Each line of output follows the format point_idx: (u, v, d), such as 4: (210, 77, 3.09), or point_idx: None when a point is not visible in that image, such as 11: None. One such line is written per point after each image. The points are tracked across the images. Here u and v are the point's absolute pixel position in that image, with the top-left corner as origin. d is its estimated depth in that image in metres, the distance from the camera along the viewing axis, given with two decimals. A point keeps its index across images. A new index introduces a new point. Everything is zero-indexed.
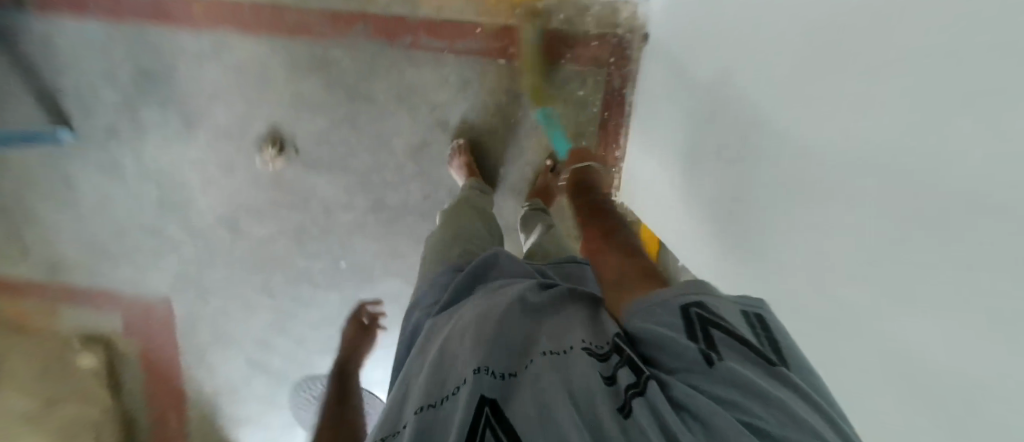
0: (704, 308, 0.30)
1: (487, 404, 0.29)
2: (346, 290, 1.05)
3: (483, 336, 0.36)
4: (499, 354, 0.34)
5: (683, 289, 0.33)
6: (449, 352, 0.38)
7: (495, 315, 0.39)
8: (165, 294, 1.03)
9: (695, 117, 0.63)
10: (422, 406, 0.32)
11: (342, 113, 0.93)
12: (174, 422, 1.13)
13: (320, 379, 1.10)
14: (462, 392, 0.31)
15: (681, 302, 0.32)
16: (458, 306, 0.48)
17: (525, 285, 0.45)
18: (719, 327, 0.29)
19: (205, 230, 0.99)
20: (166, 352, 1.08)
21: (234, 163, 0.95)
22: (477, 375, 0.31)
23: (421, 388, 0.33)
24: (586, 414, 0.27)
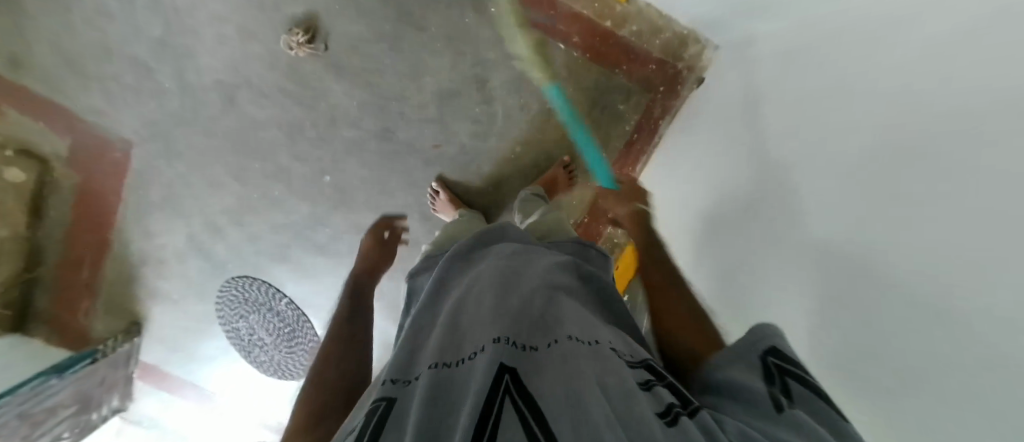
0: (781, 358, 0.34)
1: (506, 371, 0.33)
2: (319, 206, 0.99)
3: (501, 314, 0.42)
4: (515, 331, 0.39)
5: (759, 338, 0.37)
6: (466, 320, 0.43)
7: (514, 299, 0.44)
8: (128, 138, 0.95)
9: (734, 164, 0.66)
10: (436, 363, 0.37)
11: (387, 29, 0.88)
12: (83, 273, 1.03)
13: (259, 285, 1.04)
14: (481, 355, 0.35)
15: (757, 352, 0.36)
16: (473, 273, 0.53)
17: (544, 273, 0.50)
18: (796, 379, 0.32)
19: (198, 89, 0.91)
20: (106, 199, 0.99)
21: (256, 34, 0.88)
22: (496, 345, 0.36)
23: (439, 350, 0.39)
24: (619, 405, 0.28)
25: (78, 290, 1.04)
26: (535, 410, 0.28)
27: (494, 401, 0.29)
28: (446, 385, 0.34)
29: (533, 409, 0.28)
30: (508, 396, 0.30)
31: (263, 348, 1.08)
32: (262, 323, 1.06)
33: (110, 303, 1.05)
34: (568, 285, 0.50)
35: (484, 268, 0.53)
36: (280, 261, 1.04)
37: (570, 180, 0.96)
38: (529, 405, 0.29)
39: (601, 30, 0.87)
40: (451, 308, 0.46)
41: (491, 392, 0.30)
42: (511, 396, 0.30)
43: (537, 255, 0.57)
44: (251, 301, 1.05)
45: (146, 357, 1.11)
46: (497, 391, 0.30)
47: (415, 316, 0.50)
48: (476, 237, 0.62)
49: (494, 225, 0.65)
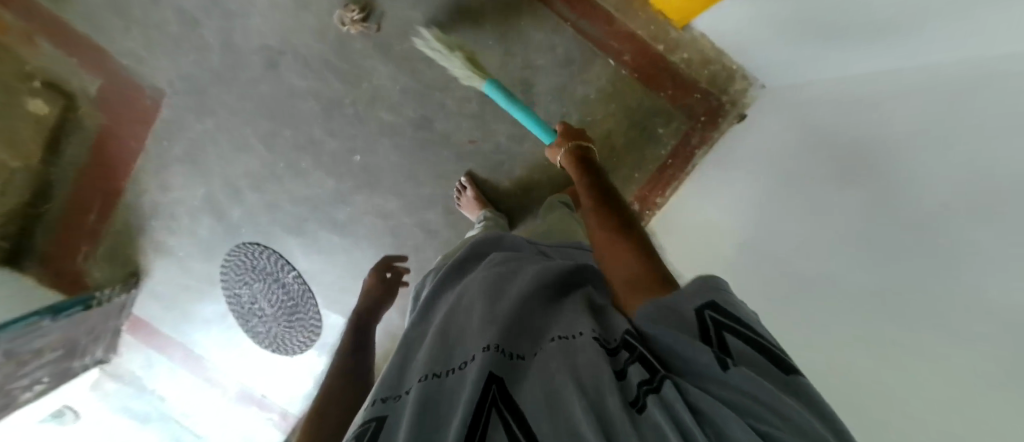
0: (718, 312, 0.32)
1: (494, 381, 0.32)
2: (344, 184, 0.98)
3: (490, 319, 0.41)
4: (504, 336, 0.39)
5: (699, 288, 0.34)
6: (458, 330, 0.42)
7: (502, 302, 0.43)
8: (161, 89, 0.93)
9: (756, 194, 0.67)
10: (426, 375, 0.36)
11: (442, 19, 0.87)
12: (90, 217, 1.01)
13: (269, 253, 1.03)
14: (471, 366, 0.35)
15: (694, 304, 0.33)
16: (466, 281, 0.53)
17: (534, 270, 0.49)
18: (732, 332, 0.31)
19: (242, 50, 0.90)
20: (127, 146, 0.97)
21: (309, 4, 0.87)
22: (485, 352, 0.35)
23: (430, 362, 0.38)
24: (592, 398, 0.29)
25: (82, 234, 1.02)
26: (524, 423, 0.28)
27: (482, 420, 0.29)
28: (435, 399, 0.33)
29: (522, 425, 0.28)
30: (495, 411, 0.30)
31: (262, 318, 1.08)
32: (266, 293, 1.06)
33: (112, 251, 1.03)
34: (556, 275, 0.48)
35: (476, 275, 0.52)
36: (294, 233, 1.02)
37: None
38: (518, 419, 0.29)
39: (653, 53, 0.87)
40: (443, 318, 0.46)
41: (479, 407, 0.30)
42: (499, 410, 0.30)
43: (527, 260, 0.55)
44: (257, 269, 1.04)
45: (139, 311, 1.09)
46: (485, 404, 0.30)
47: (411, 329, 0.49)
48: (471, 247, 0.62)
49: (485, 234, 0.65)
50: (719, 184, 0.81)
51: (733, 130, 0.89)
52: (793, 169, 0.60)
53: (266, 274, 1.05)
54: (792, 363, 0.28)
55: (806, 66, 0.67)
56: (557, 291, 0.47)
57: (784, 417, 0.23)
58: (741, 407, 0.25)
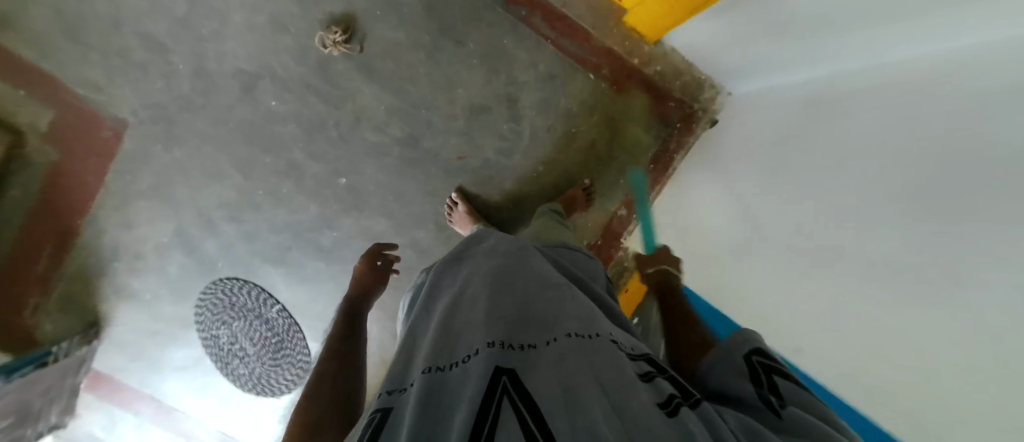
0: (765, 358, 0.38)
1: (503, 373, 0.32)
2: (329, 208, 0.95)
3: (495, 314, 0.40)
4: (509, 333, 0.38)
5: (740, 339, 0.41)
6: (460, 322, 0.41)
7: (507, 299, 0.43)
8: (124, 118, 0.87)
9: (745, 190, 0.71)
10: (430, 368, 0.35)
11: (425, 39, 0.89)
12: (40, 262, 0.92)
13: (250, 286, 0.97)
14: (476, 360, 0.34)
15: (742, 353, 0.40)
16: (467, 275, 0.51)
17: (536, 268, 0.50)
18: (781, 376, 0.35)
19: (216, 75, 0.87)
20: (83, 180, 0.89)
21: (288, 27, 0.86)
22: (490, 348, 0.35)
23: (431, 355, 0.37)
24: (616, 400, 0.29)
25: (29, 282, 0.92)
26: (536, 412, 0.27)
27: (494, 406, 0.28)
28: (439, 391, 0.32)
29: (532, 411, 0.27)
30: (507, 396, 0.29)
31: (244, 359, 1.01)
32: (248, 331, 1.00)
33: (66, 299, 0.93)
34: (561, 280, 0.49)
35: (478, 270, 0.51)
36: (276, 263, 0.97)
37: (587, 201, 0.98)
38: (531, 407, 0.27)
39: (629, 66, 0.93)
40: (445, 310, 0.45)
41: (489, 396, 0.29)
42: (510, 397, 0.28)
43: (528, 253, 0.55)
44: (238, 307, 0.98)
45: (99, 365, 0.99)
46: (496, 392, 0.29)
47: (413, 324, 0.49)
48: (464, 241, 0.61)
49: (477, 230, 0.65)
50: (708, 184, 0.85)
51: (707, 135, 0.95)
52: (779, 163, 0.65)
53: (246, 309, 0.98)
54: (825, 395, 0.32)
55: (775, 69, 0.73)
56: (561, 288, 0.47)
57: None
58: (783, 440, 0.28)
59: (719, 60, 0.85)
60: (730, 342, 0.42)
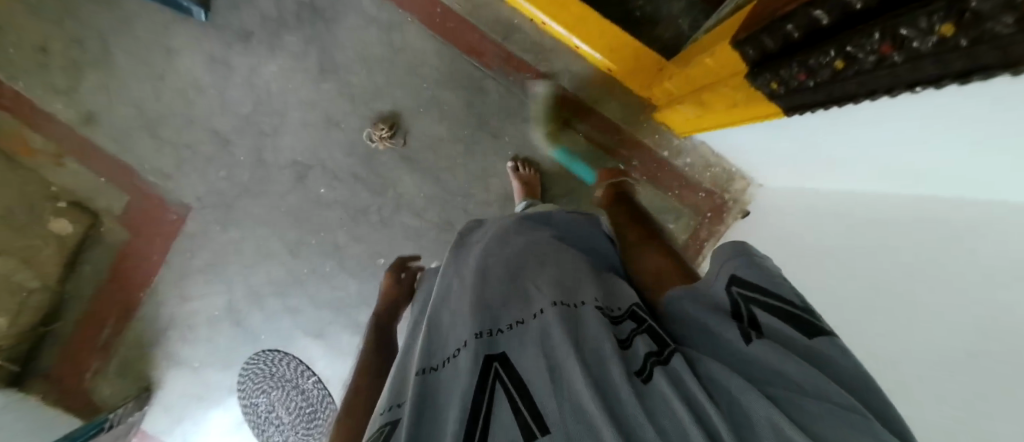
0: (744, 287, 0.38)
1: (496, 360, 0.37)
2: (369, 286, 1.00)
3: (481, 303, 0.44)
4: (494, 318, 0.42)
5: (729, 267, 0.40)
6: (450, 317, 0.45)
7: (492, 288, 0.46)
8: (188, 203, 0.96)
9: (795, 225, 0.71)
10: (423, 369, 0.40)
11: (464, 133, 0.95)
12: (104, 330, 1.00)
13: (289, 360, 1.02)
14: (465, 352, 0.39)
15: (722, 284, 0.40)
16: (459, 267, 0.53)
17: (523, 243, 0.54)
18: (760, 305, 0.36)
19: (272, 165, 0.94)
20: (148, 257, 0.98)
21: (340, 123, 0.93)
22: (477, 339, 0.39)
23: (423, 356, 0.42)
24: (596, 371, 0.34)
25: (93, 348, 1.00)
26: (525, 394, 0.34)
27: (487, 400, 0.34)
28: (433, 393, 0.37)
29: (525, 398, 0.33)
30: (499, 383, 0.35)
31: (279, 427, 1.04)
32: (285, 400, 1.03)
33: (125, 363, 1.00)
34: (535, 256, 0.52)
35: (469, 260, 0.53)
36: (316, 336, 1.01)
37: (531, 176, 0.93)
38: (523, 392, 0.34)
39: (658, 159, 0.96)
40: (435, 308, 0.48)
41: (482, 389, 0.35)
42: (502, 384, 0.35)
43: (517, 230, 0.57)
44: (277, 377, 1.03)
45: (147, 427, 1.04)
46: (488, 382, 0.35)
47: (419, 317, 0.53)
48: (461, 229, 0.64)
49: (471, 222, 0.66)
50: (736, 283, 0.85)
51: (736, 225, 0.95)
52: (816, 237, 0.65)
53: (283, 380, 1.03)
54: (809, 318, 0.34)
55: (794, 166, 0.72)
56: (538, 263, 0.50)
57: (804, 386, 0.28)
58: (761, 379, 0.31)
59: (747, 158, 0.86)
60: (721, 264, 0.41)
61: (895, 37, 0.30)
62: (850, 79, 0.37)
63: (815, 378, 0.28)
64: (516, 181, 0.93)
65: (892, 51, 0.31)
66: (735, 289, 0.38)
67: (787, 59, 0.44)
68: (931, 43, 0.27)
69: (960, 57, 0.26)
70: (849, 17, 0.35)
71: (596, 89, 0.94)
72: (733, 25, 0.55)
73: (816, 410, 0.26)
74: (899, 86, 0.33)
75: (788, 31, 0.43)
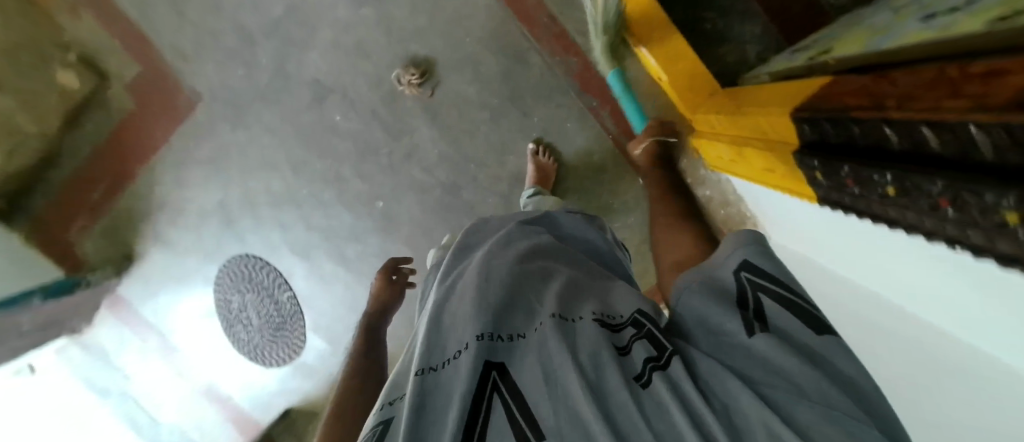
0: (755, 274, 0.36)
1: (494, 368, 0.33)
2: (362, 224, 1.00)
3: (483, 305, 0.39)
4: (498, 322, 0.38)
5: (741, 249, 0.38)
6: (450, 314, 0.40)
7: (495, 288, 0.41)
8: (199, 93, 0.93)
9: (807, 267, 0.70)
10: (422, 368, 0.35)
11: (494, 102, 0.91)
12: (95, 193, 1.00)
13: (270, 269, 1.05)
14: (466, 355, 0.34)
15: (732, 267, 0.38)
16: (462, 268, 0.49)
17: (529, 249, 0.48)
18: (768, 294, 0.35)
19: (293, 78, 0.91)
20: (150, 135, 0.96)
21: (371, 55, 0.89)
22: (479, 342, 0.35)
23: (422, 352, 0.36)
24: (593, 378, 0.31)
25: (81, 208, 1.01)
26: (522, 401, 0.31)
27: (483, 407, 0.31)
28: (433, 393, 0.33)
29: (523, 408, 0.30)
30: (497, 394, 0.31)
31: (248, 327, 1.08)
32: (257, 305, 1.07)
33: (110, 229, 1.02)
34: (544, 264, 0.47)
35: (472, 261, 0.48)
36: (299, 255, 1.03)
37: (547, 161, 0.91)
38: (519, 399, 0.31)
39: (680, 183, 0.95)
40: (436, 304, 0.42)
41: (478, 398, 0.31)
42: (501, 394, 0.31)
43: (523, 238, 0.52)
44: (254, 282, 1.05)
45: (123, 291, 1.08)
46: (486, 393, 0.31)
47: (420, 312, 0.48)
48: (464, 236, 0.57)
49: (478, 220, 0.60)
50: None
51: None
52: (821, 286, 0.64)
53: (259, 286, 1.06)
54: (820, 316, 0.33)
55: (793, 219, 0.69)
56: (544, 274, 0.46)
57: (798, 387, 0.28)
58: (753, 378, 0.30)
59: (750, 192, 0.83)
60: (732, 248, 0.39)
61: (956, 196, 0.27)
62: (903, 207, 0.34)
63: (818, 383, 0.28)
64: (531, 166, 0.91)
65: (949, 207, 0.28)
66: (740, 272, 0.37)
67: (839, 160, 0.41)
68: (993, 222, 0.23)
69: (1013, 242, 0.22)
70: (919, 150, 0.31)
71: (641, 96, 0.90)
72: (799, 95, 0.51)
73: (813, 419, 0.26)
74: (941, 238, 0.30)
75: (852, 132, 0.39)
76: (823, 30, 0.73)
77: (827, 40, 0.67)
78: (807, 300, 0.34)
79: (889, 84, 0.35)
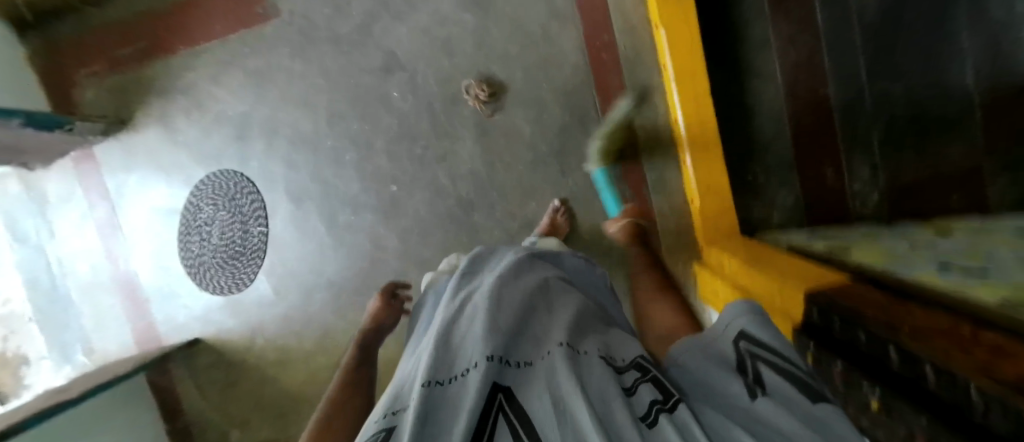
0: (752, 343, 0.38)
1: (500, 389, 0.32)
2: (366, 199, 0.99)
3: (493, 326, 0.38)
4: (507, 347, 0.37)
5: (743, 318, 0.40)
6: (459, 335, 0.40)
7: (504, 313, 0.41)
8: (280, 12, 0.94)
9: None
10: (428, 381, 0.33)
11: (541, 148, 0.95)
12: (126, 48, 0.97)
13: (254, 199, 1.00)
14: (475, 373, 0.33)
15: (732, 338, 0.40)
16: (471, 290, 0.49)
17: (536, 283, 0.49)
18: (766, 361, 0.35)
19: (374, 41, 0.93)
20: (212, 23, 0.95)
21: (453, 56, 0.92)
22: (489, 361, 0.34)
23: (429, 367, 0.35)
24: (602, 410, 0.30)
25: (105, 54, 0.97)
26: (528, 424, 0.29)
27: (488, 428, 0.29)
28: (439, 406, 0.31)
29: (529, 431, 0.28)
30: (503, 415, 0.30)
31: (203, 242, 1.01)
32: (224, 225, 1.00)
33: (122, 87, 0.98)
34: (549, 298, 0.48)
35: (481, 285, 0.49)
36: (292, 198, 1.00)
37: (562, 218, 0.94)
38: (524, 420, 0.29)
39: None
40: (445, 323, 0.42)
41: (484, 416, 0.29)
42: (507, 416, 0.30)
43: (532, 272, 0.52)
44: (232, 201, 1.00)
45: (97, 149, 1.01)
46: (490, 414, 0.30)
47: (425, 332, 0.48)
48: (468, 262, 0.58)
49: (481, 248, 0.62)
50: None
51: None
52: None
53: (234, 208, 1.00)
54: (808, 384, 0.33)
55: None
56: (550, 307, 0.46)
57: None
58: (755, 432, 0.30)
59: None
60: (732, 317, 0.41)
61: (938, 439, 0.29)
62: (885, 427, 0.36)
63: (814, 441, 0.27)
64: (546, 219, 0.93)
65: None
66: (740, 343, 0.39)
67: (834, 354, 0.44)
68: None
69: None
70: (910, 378, 0.33)
71: (671, 204, 0.94)
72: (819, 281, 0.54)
73: None
74: None
75: (859, 338, 0.41)
76: (840, 227, 0.78)
77: (846, 238, 0.73)
78: (803, 370, 0.34)
79: (908, 314, 0.38)
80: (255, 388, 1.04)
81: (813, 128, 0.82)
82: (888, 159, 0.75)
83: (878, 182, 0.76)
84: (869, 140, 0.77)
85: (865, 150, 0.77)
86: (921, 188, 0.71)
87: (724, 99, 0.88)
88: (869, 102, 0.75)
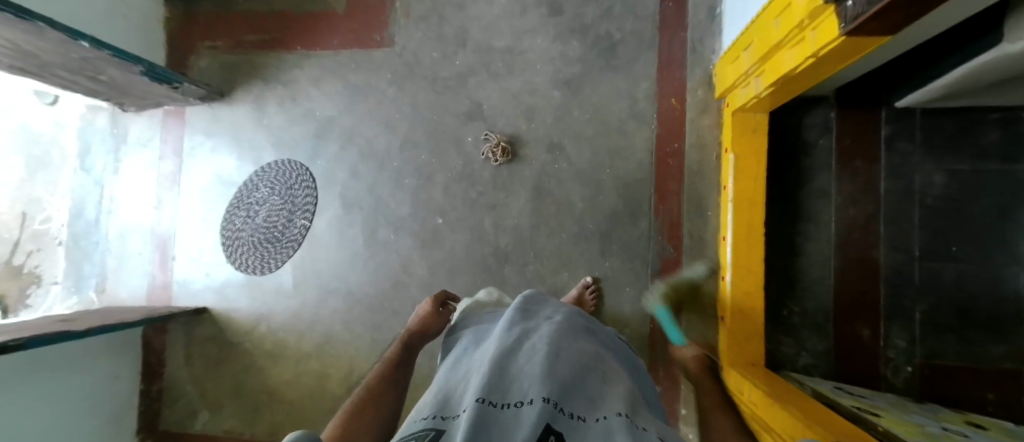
0: None
1: (552, 433, 0.30)
2: (411, 223, 1.02)
3: (550, 376, 0.38)
4: (563, 396, 0.36)
5: None
6: (514, 369, 0.40)
7: (562, 367, 0.40)
8: (394, 43, 1.04)
9: None
10: (481, 399, 0.33)
11: (589, 226, 0.98)
12: (252, 34, 1.08)
13: (308, 194, 1.04)
14: (529, 408, 0.32)
15: None
16: (526, 332, 0.49)
17: (589, 348, 0.48)
18: None
19: (467, 89, 1.02)
20: (332, 36, 1.06)
21: (532, 122, 1.00)
22: (544, 402, 0.33)
23: (483, 388, 0.36)
24: None
25: (232, 35, 1.08)
26: None
27: None
28: (490, 424, 0.31)
29: None
30: None
31: (247, 219, 1.04)
32: (273, 209, 1.04)
33: (233, 64, 1.08)
34: (602, 364, 0.46)
35: (537, 331, 0.49)
36: (343, 203, 1.04)
37: (591, 299, 0.93)
38: None
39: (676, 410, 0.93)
40: (499, 354, 0.43)
41: None
42: None
43: (584, 336, 0.52)
44: (288, 187, 1.05)
45: (188, 110, 1.09)
46: None
47: (472, 359, 0.48)
48: (521, 301, 0.58)
49: (531, 292, 0.62)
50: None
51: None
52: None
53: (287, 195, 1.04)
54: None
55: None
56: (604, 373, 0.44)
57: None
58: None
59: None
60: None
61: None
62: None
63: None
64: (574, 293, 0.93)
65: None
66: None
67: None
68: None
69: None
70: None
71: (701, 313, 0.94)
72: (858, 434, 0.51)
73: None
74: None
75: None
76: (870, 390, 0.79)
77: (881, 406, 0.70)
78: None
79: None
80: (240, 374, 1.02)
81: (855, 287, 0.84)
82: (926, 339, 0.79)
83: (914, 358, 0.79)
84: (910, 316, 0.80)
85: (903, 324, 0.80)
86: (959, 375, 0.76)
87: (776, 232, 0.90)
88: (917, 280, 0.80)
